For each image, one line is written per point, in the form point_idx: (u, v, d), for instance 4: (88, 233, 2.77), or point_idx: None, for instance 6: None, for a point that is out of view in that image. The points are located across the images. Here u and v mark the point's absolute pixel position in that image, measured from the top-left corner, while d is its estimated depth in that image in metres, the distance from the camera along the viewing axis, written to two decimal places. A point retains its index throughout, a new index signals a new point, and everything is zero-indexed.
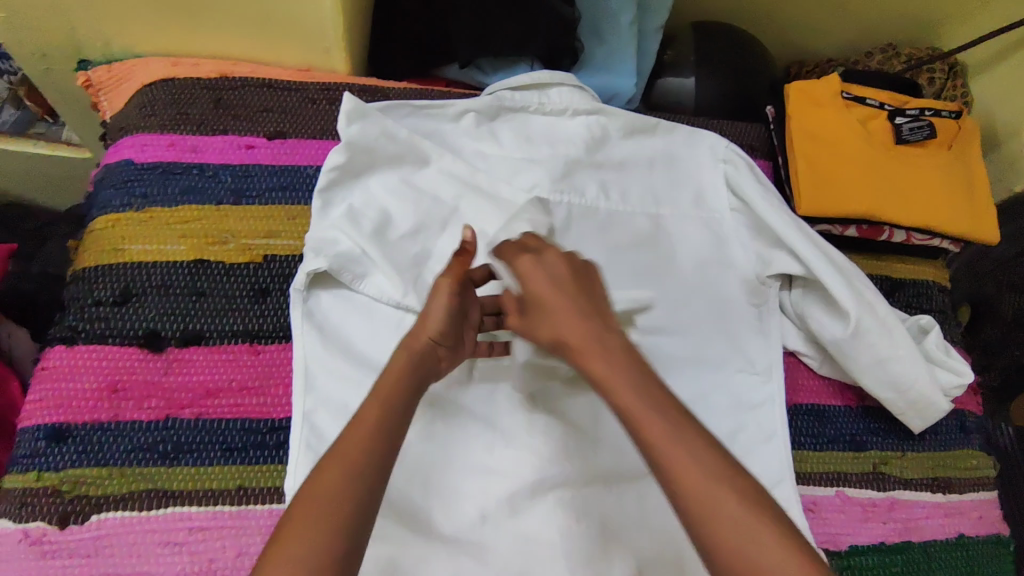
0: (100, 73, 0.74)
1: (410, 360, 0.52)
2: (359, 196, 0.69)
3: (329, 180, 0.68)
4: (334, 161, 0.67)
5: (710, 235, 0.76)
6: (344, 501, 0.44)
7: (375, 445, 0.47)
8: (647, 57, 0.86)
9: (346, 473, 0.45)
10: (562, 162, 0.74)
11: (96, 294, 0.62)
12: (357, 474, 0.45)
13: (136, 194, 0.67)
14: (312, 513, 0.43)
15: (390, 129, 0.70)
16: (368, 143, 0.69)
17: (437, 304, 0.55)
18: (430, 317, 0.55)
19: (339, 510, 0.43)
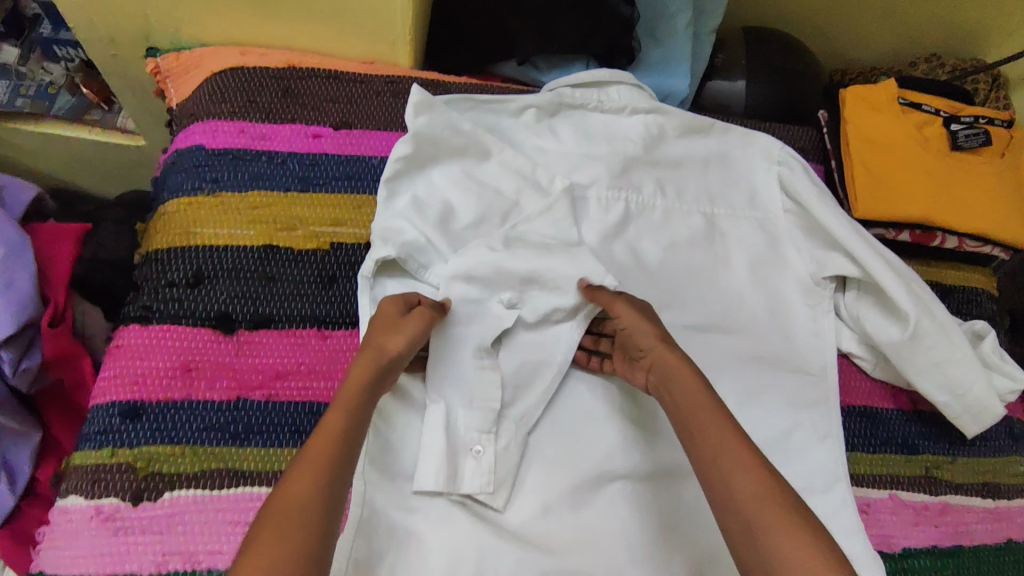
0: (169, 61, 0.76)
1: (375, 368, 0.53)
2: (421, 186, 0.70)
3: (393, 169, 0.68)
4: (402, 149, 0.68)
5: (765, 235, 0.76)
6: (316, 517, 0.43)
7: (340, 463, 0.47)
8: (701, 60, 0.87)
9: (313, 488, 0.45)
10: (621, 159, 0.75)
11: (169, 275, 0.63)
12: (325, 491, 0.45)
13: (207, 179, 0.68)
14: (286, 530, 0.42)
15: (456, 121, 0.71)
16: (433, 134, 0.70)
17: (412, 326, 0.57)
18: (402, 333, 0.56)
19: (310, 527, 0.43)
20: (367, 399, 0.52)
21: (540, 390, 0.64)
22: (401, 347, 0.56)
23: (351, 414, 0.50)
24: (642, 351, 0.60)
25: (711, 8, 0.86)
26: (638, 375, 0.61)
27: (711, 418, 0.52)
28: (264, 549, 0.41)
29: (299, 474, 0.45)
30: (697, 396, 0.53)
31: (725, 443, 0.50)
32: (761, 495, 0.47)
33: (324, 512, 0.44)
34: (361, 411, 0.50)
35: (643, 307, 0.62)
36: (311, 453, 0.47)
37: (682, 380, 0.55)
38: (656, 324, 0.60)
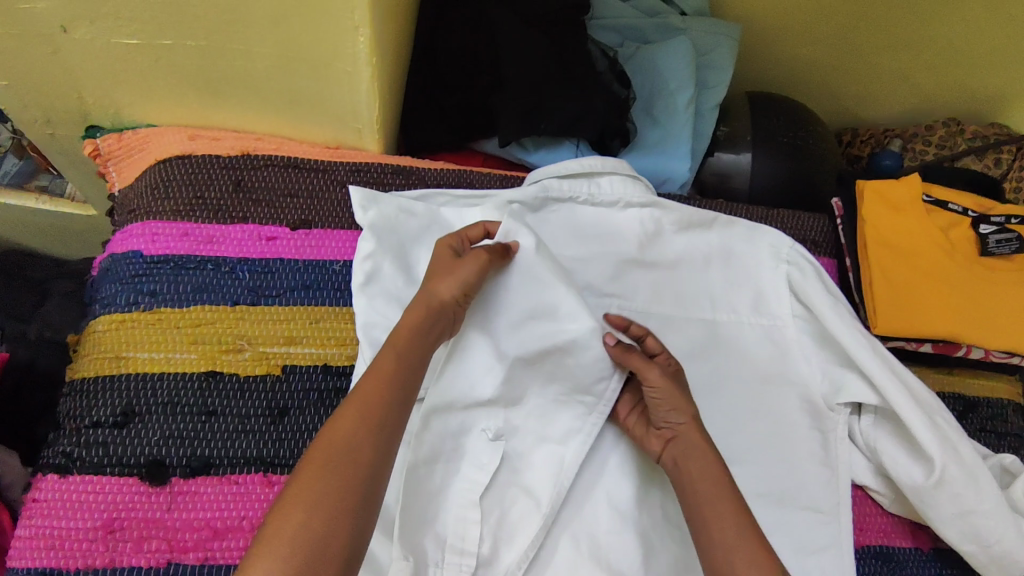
0: (110, 142, 0.68)
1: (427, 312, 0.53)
2: (407, 289, 0.61)
3: (367, 269, 0.61)
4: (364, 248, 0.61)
5: (772, 347, 0.69)
6: (358, 448, 0.45)
7: (387, 406, 0.48)
8: (703, 138, 0.79)
9: (357, 425, 0.46)
10: (613, 262, 0.68)
11: (94, 413, 0.55)
12: (372, 428, 0.46)
13: (144, 292, 0.60)
14: (329, 465, 0.44)
15: (410, 207, 0.64)
16: (394, 220, 0.63)
17: (465, 268, 0.55)
18: (457, 272, 0.55)
19: (357, 465, 0.44)
20: (423, 338, 0.52)
21: (524, 543, 0.56)
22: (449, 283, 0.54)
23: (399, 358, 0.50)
24: (666, 423, 0.55)
25: (714, 83, 0.80)
26: (653, 443, 0.56)
27: (730, 511, 0.49)
28: (310, 484, 0.43)
29: (347, 411, 0.47)
30: (721, 484, 0.50)
31: (745, 543, 0.47)
32: None
33: (371, 451, 0.45)
34: (414, 350, 0.51)
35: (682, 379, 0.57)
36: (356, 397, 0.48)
37: (703, 464, 0.52)
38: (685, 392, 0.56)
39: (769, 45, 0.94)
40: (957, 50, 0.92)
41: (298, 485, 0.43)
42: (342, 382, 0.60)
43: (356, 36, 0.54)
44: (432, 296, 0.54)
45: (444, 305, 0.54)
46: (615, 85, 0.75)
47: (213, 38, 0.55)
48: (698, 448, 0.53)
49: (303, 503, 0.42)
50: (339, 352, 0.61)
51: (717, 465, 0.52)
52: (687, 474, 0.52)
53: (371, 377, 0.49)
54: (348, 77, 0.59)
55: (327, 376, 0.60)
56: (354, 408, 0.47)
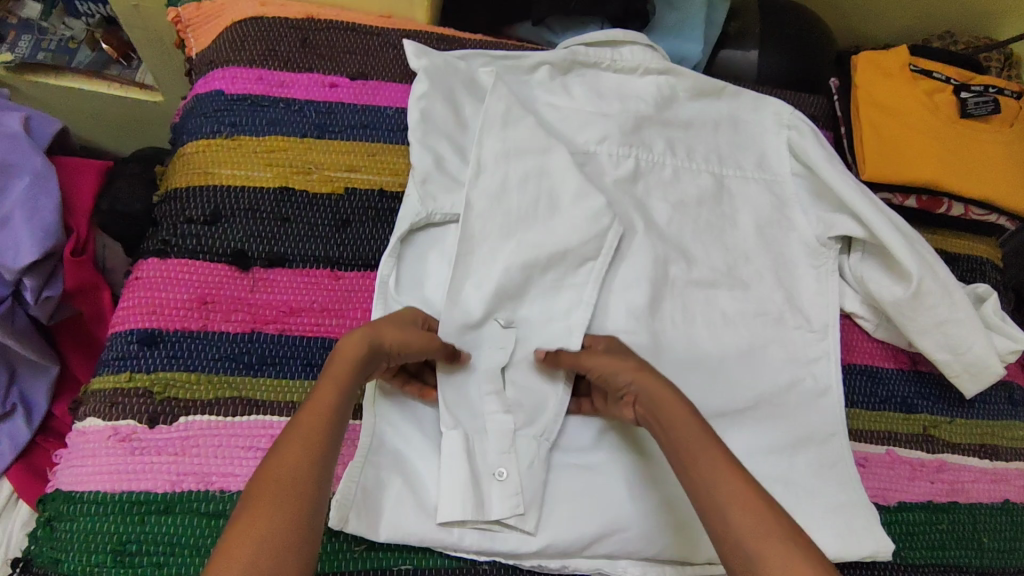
0: (190, 10, 0.77)
1: (361, 355, 0.52)
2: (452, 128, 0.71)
3: (428, 112, 0.70)
4: (421, 88, 0.71)
5: (772, 198, 0.77)
6: (302, 496, 0.44)
7: (331, 437, 0.48)
8: (714, 26, 0.88)
9: (306, 465, 0.46)
10: (632, 118, 0.76)
11: (188, 213, 0.64)
12: (313, 469, 0.46)
13: (226, 123, 0.70)
14: (271, 515, 0.43)
15: (455, 63, 0.74)
16: (450, 71, 0.73)
17: (413, 337, 0.55)
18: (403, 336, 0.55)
19: (303, 510, 0.44)
20: (360, 371, 0.52)
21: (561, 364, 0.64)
22: (396, 343, 0.54)
23: (342, 386, 0.50)
24: (621, 391, 0.57)
25: None
26: (624, 411, 0.57)
27: (703, 451, 0.49)
28: (258, 526, 0.42)
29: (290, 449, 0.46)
30: (690, 428, 0.51)
31: (724, 481, 0.47)
32: (758, 533, 0.44)
33: (313, 489, 0.45)
34: (352, 380, 0.51)
35: (620, 351, 0.61)
36: (300, 428, 0.48)
37: (672, 408, 0.53)
38: (637, 358, 0.58)
39: None
40: None
41: (243, 525, 0.42)
42: (394, 204, 0.69)
43: None
44: (377, 345, 0.53)
45: (381, 351, 0.53)
46: None
47: None
48: (658, 391, 0.54)
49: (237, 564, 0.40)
50: (394, 179, 0.70)
51: (674, 397, 0.53)
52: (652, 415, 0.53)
53: (314, 407, 0.49)
54: None
55: (383, 198, 0.69)
56: (303, 432, 0.47)
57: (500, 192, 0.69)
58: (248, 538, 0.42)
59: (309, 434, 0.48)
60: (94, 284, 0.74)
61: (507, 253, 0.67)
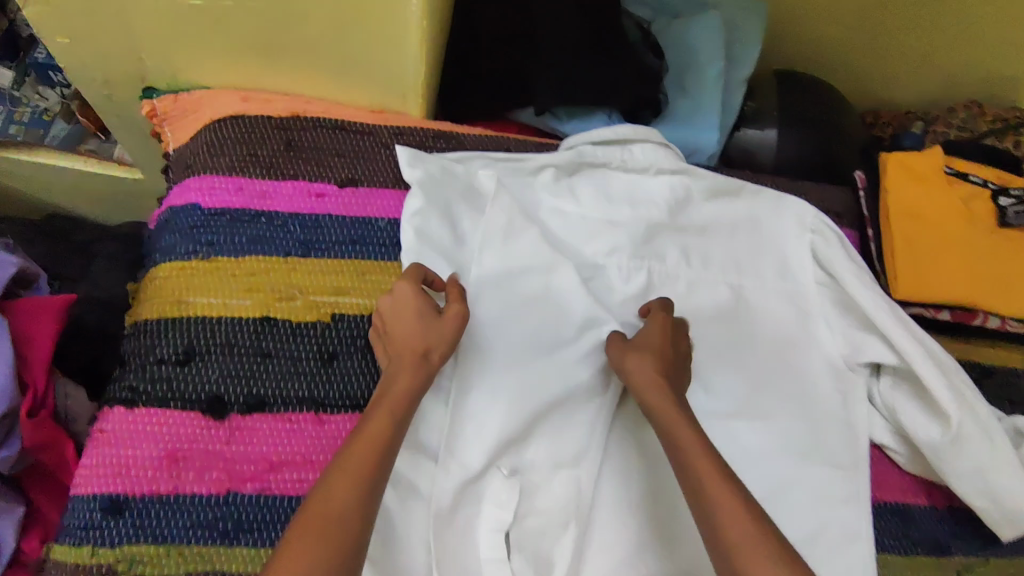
0: (166, 102, 0.71)
1: (414, 382, 0.54)
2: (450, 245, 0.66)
3: (427, 235, 0.65)
4: (414, 205, 0.65)
5: (795, 312, 0.72)
6: (352, 523, 0.46)
7: (379, 471, 0.49)
8: (731, 112, 0.81)
9: (354, 496, 0.47)
10: (644, 226, 0.70)
11: (158, 352, 0.59)
12: (360, 502, 0.47)
13: (202, 241, 0.64)
14: (318, 543, 0.44)
15: (452, 171, 0.69)
16: (450, 184, 0.68)
17: (447, 326, 0.57)
18: (436, 331, 0.57)
19: (348, 536, 0.45)
20: (413, 396, 0.54)
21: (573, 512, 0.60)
22: (443, 353, 0.57)
23: (390, 422, 0.52)
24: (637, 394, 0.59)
25: (742, 57, 0.81)
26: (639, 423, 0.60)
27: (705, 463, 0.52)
28: (300, 553, 0.44)
29: (340, 479, 0.47)
30: (697, 445, 0.53)
31: (725, 497, 0.49)
32: (750, 539, 0.47)
33: (360, 516, 0.47)
34: (404, 413, 0.53)
35: (673, 352, 0.61)
36: (349, 460, 0.49)
37: (676, 421, 0.55)
38: (671, 374, 0.59)
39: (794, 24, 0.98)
40: (981, 33, 0.94)
41: (290, 554, 0.44)
42: None
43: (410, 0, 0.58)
44: (419, 358, 0.55)
45: (430, 366, 0.56)
46: (647, 56, 0.78)
47: None
48: (671, 425, 0.55)
49: None
50: None
51: (688, 429, 0.54)
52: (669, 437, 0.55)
53: (363, 438, 0.50)
54: (399, 40, 0.63)
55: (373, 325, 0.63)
56: (349, 467, 0.48)
57: (504, 319, 0.64)
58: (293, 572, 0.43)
59: (358, 466, 0.49)
60: (56, 441, 0.67)
61: (511, 387, 0.61)
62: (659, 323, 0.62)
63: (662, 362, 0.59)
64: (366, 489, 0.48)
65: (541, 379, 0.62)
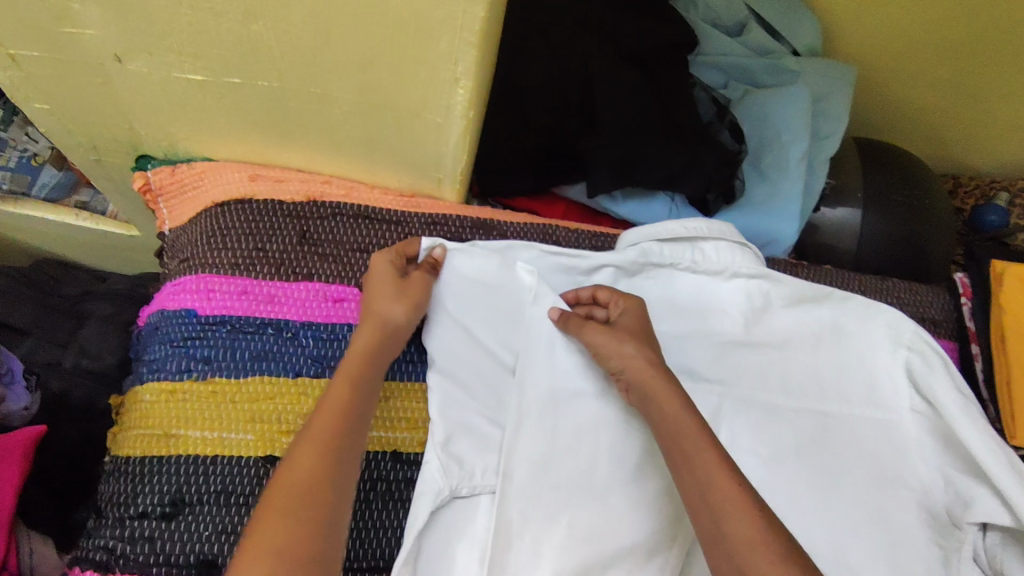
0: (162, 176, 0.61)
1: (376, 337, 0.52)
2: (497, 364, 0.58)
3: (450, 349, 0.56)
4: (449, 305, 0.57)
5: (889, 446, 0.60)
6: (324, 487, 0.43)
7: (350, 436, 0.46)
8: (812, 196, 0.70)
9: (320, 462, 0.44)
10: (714, 343, 0.62)
11: (141, 502, 0.50)
12: (329, 468, 0.44)
13: (197, 357, 0.54)
14: (293, 510, 0.41)
15: (486, 270, 0.58)
16: (487, 282, 0.59)
17: (416, 291, 0.54)
18: (403, 291, 0.53)
19: (322, 503, 0.42)
20: (379, 355, 0.51)
21: None
22: (408, 315, 0.53)
23: (351, 382, 0.49)
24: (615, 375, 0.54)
25: (826, 133, 0.72)
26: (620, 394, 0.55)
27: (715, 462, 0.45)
28: (271, 526, 0.40)
29: (307, 447, 0.44)
30: (683, 412, 0.49)
31: (718, 482, 0.44)
32: (751, 541, 0.41)
33: (331, 475, 0.44)
34: (371, 375, 0.50)
35: (646, 321, 0.57)
36: (317, 427, 0.46)
37: (664, 395, 0.50)
38: (647, 341, 0.55)
39: (874, 79, 0.87)
40: None
41: (262, 527, 0.40)
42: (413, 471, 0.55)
43: (454, 88, 0.48)
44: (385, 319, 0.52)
45: (399, 327, 0.52)
46: (724, 134, 0.68)
47: (289, 75, 0.49)
48: (669, 408, 0.50)
49: (264, 552, 0.39)
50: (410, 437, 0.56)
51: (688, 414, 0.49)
52: (685, 461, 0.47)
53: (330, 401, 0.48)
54: (437, 128, 0.53)
55: (397, 466, 0.55)
56: (315, 438, 0.45)
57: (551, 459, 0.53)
58: (267, 542, 0.40)
59: (324, 433, 0.46)
60: None
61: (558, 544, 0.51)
62: (633, 305, 0.57)
63: (645, 344, 0.54)
64: (336, 455, 0.45)
65: (593, 535, 0.52)
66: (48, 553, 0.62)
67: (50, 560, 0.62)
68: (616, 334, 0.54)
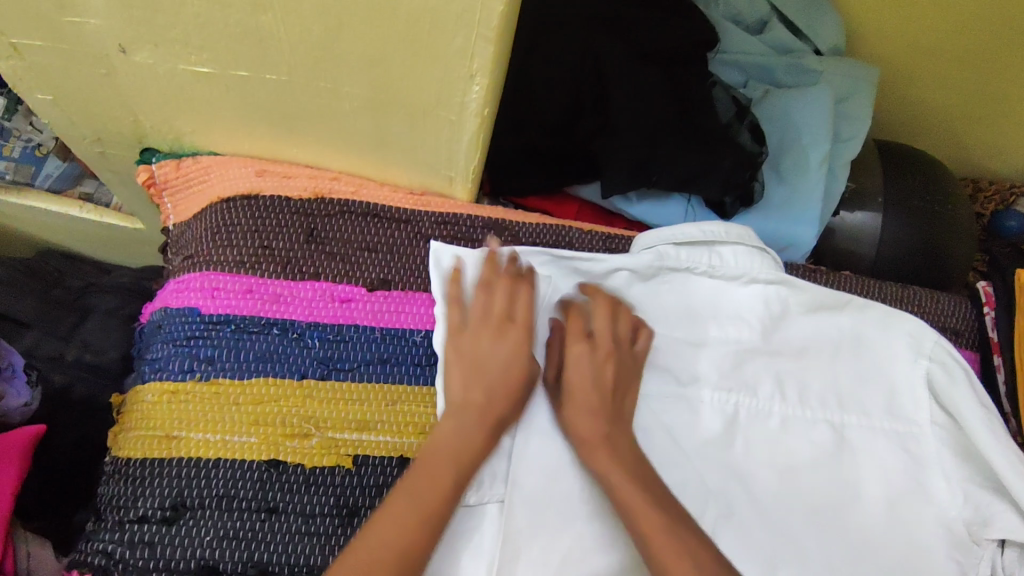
0: (166, 171, 0.60)
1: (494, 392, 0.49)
2: None
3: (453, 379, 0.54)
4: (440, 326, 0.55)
5: (908, 460, 0.59)
6: (423, 537, 0.44)
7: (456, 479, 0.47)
8: (832, 199, 0.69)
9: (422, 510, 0.44)
10: (732, 351, 0.60)
11: (142, 505, 0.49)
12: (432, 513, 0.45)
13: (200, 357, 0.53)
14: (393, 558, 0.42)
15: None
16: None
17: (520, 356, 0.50)
18: (508, 357, 0.50)
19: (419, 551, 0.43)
20: (504, 395, 0.50)
21: None
22: (521, 378, 0.50)
23: (475, 421, 0.49)
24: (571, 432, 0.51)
25: (849, 135, 0.70)
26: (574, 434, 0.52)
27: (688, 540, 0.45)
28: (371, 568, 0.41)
29: (410, 492, 0.45)
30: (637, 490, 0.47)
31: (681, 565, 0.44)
32: None
33: (433, 523, 0.44)
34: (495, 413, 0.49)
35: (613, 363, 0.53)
36: (427, 470, 0.46)
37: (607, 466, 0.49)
38: (601, 395, 0.51)
39: (896, 80, 0.85)
40: None
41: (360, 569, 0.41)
42: None
43: (469, 85, 0.46)
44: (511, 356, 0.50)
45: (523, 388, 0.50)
46: (744, 135, 0.65)
47: (300, 69, 0.48)
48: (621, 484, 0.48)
49: None
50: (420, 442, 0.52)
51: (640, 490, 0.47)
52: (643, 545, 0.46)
53: (438, 441, 0.48)
54: (451, 126, 0.51)
55: None
56: (424, 481, 0.46)
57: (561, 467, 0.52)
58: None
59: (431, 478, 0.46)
60: None
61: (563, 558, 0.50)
62: (584, 351, 0.53)
63: (593, 408, 0.51)
64: (441, 501, 0.45)
65: (600, 547, 0.50)
66: (45, 556, 0.61)
67: (48, 561, 0.60)
68: (599, 353, 0.53)
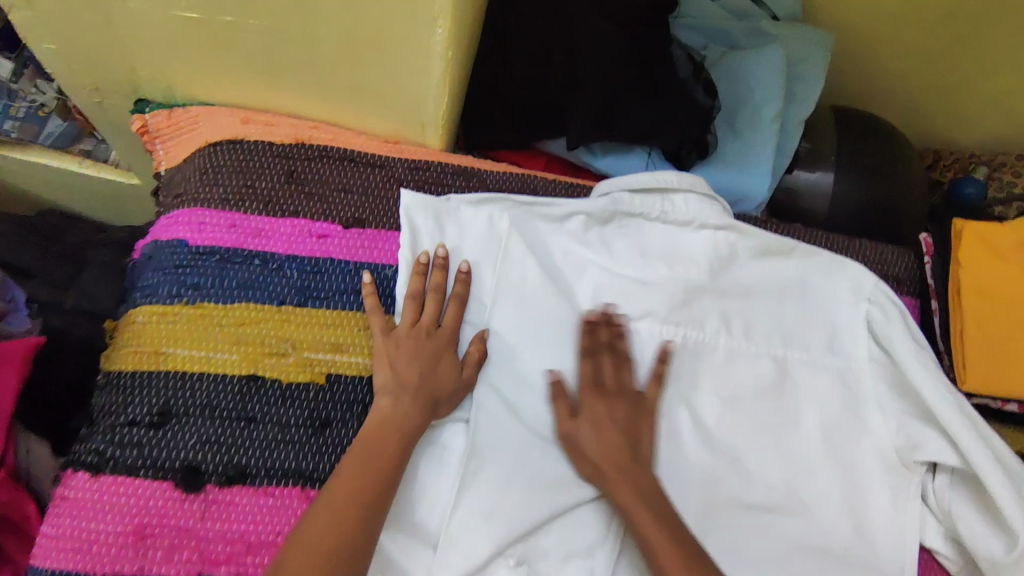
0: (159, 120, 0.65)
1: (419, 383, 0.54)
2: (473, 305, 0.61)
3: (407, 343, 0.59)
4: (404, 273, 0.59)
5: (846, 393, 0.63)
6: (354, 515, 0.48)
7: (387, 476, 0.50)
8: (784, 156, 0.73)
9: (356, 495, 0.49)
10: (682, 288, 0.63)
11: (131, 412, 0.54)
12: (365, 499, 0.49)
13: (188, 284, 0.57)
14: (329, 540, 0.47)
15: (470, 224, 0.62)
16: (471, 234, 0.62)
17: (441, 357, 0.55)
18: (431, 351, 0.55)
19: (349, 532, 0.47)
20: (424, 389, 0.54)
21: None
22: (443, 376, 0.55)
23: (417, 413, 0.53)
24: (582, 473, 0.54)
25: (803, 96, 0.74)
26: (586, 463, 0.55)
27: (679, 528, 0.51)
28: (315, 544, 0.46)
29: (346, 479, 0.49)
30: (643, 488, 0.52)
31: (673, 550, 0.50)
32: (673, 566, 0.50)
33: (370, 503, 0.49)
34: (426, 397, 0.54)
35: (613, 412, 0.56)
36: (372, 455, 0.51)
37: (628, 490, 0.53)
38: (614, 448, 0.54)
39: (858, 50, 0.89)
40: None
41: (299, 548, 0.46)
42: None
43: (433, 29, 0.50)
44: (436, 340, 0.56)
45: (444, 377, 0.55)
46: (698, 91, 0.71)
47: (279, 14, 0.52)
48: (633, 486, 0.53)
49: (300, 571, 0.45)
50: None
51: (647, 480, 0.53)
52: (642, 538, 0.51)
53: (382, 431, 0.52)
54: (419, 71, 0.56)
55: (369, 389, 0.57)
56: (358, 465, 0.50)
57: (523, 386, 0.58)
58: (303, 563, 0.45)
59: (367, 464, 0.50)
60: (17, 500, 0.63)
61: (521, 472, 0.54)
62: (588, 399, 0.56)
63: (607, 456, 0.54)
64: (376, 483, 0.50)
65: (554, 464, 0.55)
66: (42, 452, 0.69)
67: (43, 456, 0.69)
68: (611, 402, 0.57)
